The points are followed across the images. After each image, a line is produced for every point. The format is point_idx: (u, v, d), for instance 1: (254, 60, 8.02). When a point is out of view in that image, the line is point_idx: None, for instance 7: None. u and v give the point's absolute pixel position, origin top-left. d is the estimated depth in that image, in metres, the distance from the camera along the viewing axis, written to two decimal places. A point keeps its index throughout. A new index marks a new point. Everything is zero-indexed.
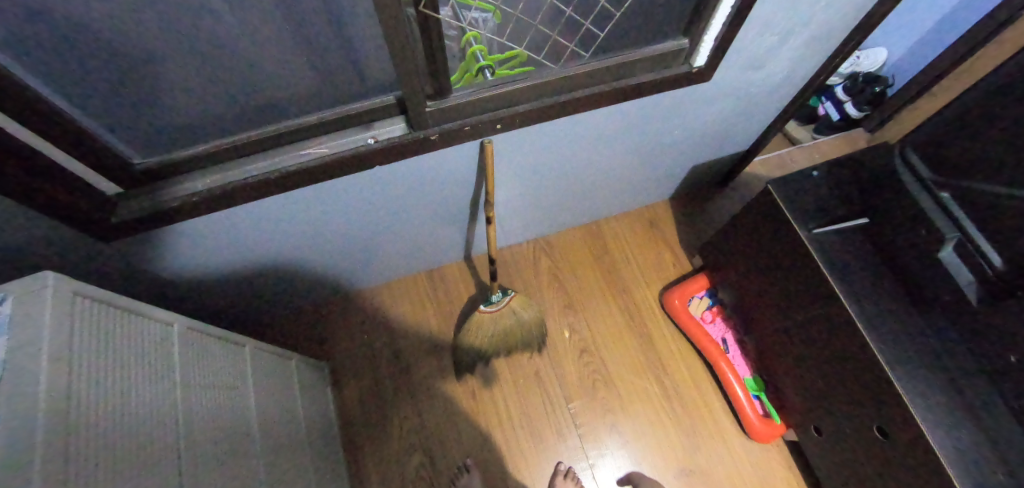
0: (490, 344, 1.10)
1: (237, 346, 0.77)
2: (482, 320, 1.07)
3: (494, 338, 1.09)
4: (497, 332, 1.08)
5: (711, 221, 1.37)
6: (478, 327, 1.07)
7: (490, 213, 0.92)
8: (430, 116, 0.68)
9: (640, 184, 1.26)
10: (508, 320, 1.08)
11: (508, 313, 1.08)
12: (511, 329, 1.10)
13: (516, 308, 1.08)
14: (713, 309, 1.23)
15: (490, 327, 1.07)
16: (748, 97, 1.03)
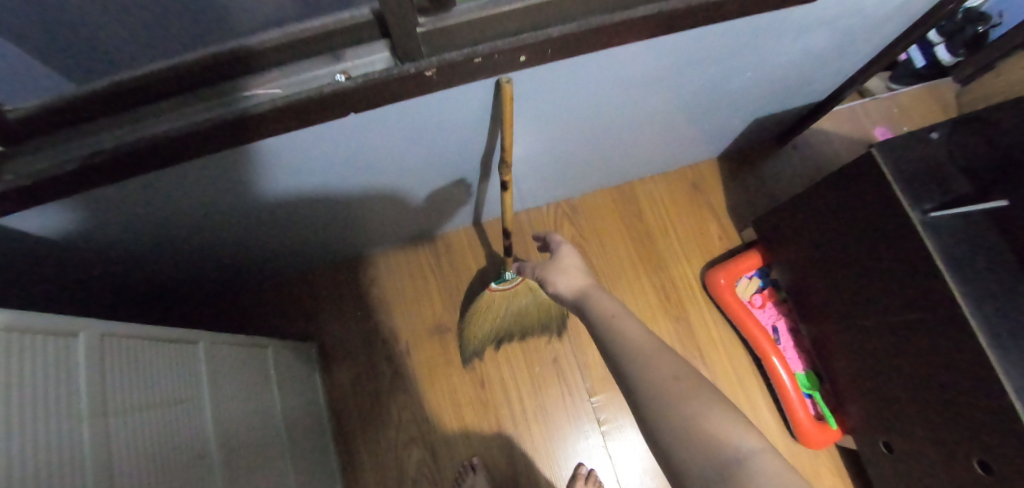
0: (501, 327, 0.94)
1: (188, 346, 0.61)
2: (493, 300, 0.91)
3: (505, 321, 0.93)
4: (509, 313, 0.93)
5: (764, 187, 1.16)
6: (486, 306, 0.91)
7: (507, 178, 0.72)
8: (423, 44, 0.47)
9: (686, 139, 1.04)
10: (522, 300, 0.92)
11: (524, 292, 0.91)
12: (527, 311, 0.94)
13: (534, 287, 0.91)
14: (764, 291, 1.06)
15: (500, 307, 0.91)
16: (850, 31, 0.78)
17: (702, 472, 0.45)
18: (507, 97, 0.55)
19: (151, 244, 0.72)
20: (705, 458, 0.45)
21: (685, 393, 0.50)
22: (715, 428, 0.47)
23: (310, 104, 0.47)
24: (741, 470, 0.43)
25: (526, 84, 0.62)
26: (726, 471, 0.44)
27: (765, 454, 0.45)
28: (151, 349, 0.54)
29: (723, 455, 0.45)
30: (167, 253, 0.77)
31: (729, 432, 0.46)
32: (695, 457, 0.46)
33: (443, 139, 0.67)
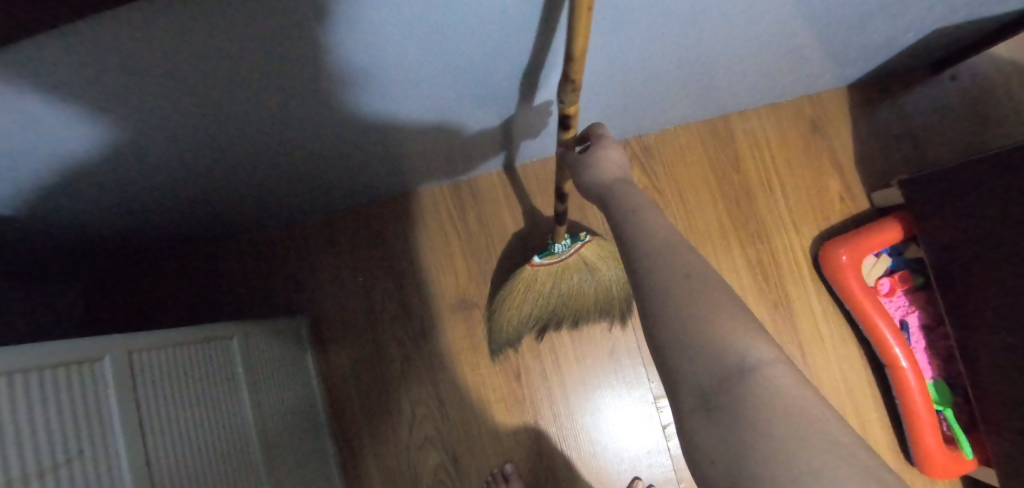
0: (547, 314, 0.70)
1: (96, 375, 0.38)
2: (536, 279, 0.67)
3: (552, 306, 0.69)
4: (559, 297, 0.68)
5: (908, 131, 0.85)
6: (527, 287, 0.68)
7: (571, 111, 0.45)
8: None
9: (825, 57, 0.71)
10: (578, 279, 0.67)
11: (580, 269, 0.67)
12: (580, 296, 0.69)
13: (593, 261, 0.67)
14: (894, 274, 0.79)
15: (547, 288, 0.67)
16: None
17: (692, 387, 0.28)
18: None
19: (41, 192, 0.48)
20: (704, 366, 0.28)
21: (697, 281, 0.30)
22: (725, 326, 0.28)
23: None
24: (752, 390, 0.26)
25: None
26: (727, 385, 0.27)
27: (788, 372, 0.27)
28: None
29: (730, 362, 0.27)
30: (78, 204, 0.53)
31: (744, 331, 0.28)
32: (686, 365, 0.28)
33: (491, 36, 0.38)
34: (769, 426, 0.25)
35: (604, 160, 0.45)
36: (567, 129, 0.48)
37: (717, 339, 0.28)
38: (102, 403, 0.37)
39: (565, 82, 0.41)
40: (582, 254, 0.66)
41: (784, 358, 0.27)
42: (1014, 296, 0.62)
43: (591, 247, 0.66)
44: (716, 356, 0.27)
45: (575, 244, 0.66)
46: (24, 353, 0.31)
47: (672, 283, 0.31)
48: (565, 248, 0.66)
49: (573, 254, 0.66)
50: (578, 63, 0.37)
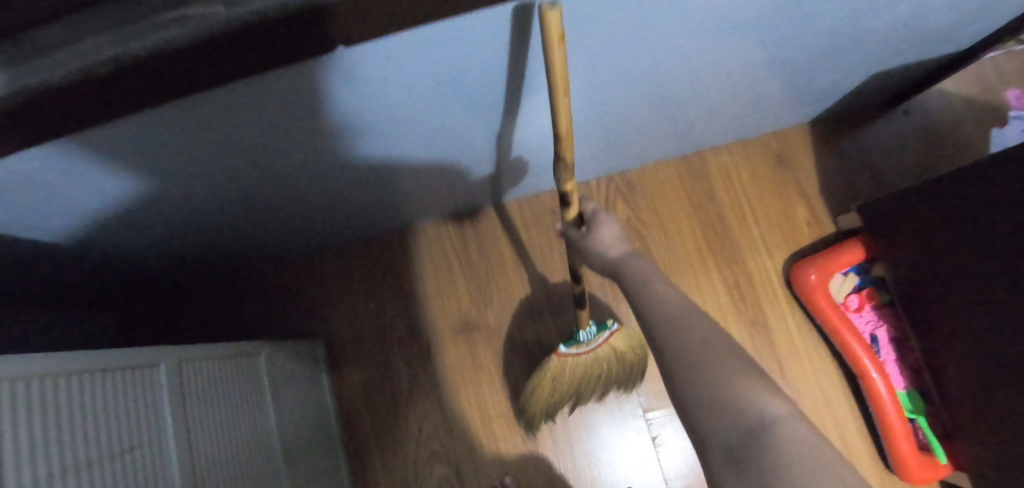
0: (574, 397, 0.75)
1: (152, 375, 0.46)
2: (563, 367, 0.71)
3: (580, 392, 0.74)
4: (586, 385, 0.72)
5: (866, 161, 0.94)
6: (555, 377, 0.72)
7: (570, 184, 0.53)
8: None
9: (781, 99, 0.81)
10: (605, 369, 0.71)
11: (607, 360, 0.71)
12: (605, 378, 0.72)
13: (618, 351, 0.71)
14: (862, 290, 0.86)
15: (575, 379, 0.72)
16: None
17: (722, 440, 0.35)
18: (555, 39, 0.35)
19: (109, 226, 0.56)
20: (730, 426, 0.35)
21: (709, 349, 0.39)
22: (743, 391, 0.36)
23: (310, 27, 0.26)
24: (768, 443, 0.34)
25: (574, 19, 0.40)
26: (752, 441, 0.34)
27: (793, 419, 0.35)
28: (67, 398, 0.35)
29: (749, 420, 0.35)
30: (133, 237, 0.61)
31: (758, 391, 0.36)
32: (715, 425, 0.36)
33: (484, 92, 0.48)
34: (785, 470, 0.32)
35: (604, 238, 0.55)
36: (567, 204, 0.56)
37: (736, 402, 0.36)
38: (157, 397, 0.45)
39: (558, 159, 0.50)
40: (610, 344, 0.71)
41: (792, 411, 0.36)
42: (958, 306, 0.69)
43: (618, 336, 0.71)
44: (736, 414, 0.35)
45: (602, 333, 0.71)
46: (94, 356, 0.39)
47: (694, 351, 0.39)
48: (592, 336, 0.71)
49: (600, 344, 0.70)
50: (564, 142, 0.48)
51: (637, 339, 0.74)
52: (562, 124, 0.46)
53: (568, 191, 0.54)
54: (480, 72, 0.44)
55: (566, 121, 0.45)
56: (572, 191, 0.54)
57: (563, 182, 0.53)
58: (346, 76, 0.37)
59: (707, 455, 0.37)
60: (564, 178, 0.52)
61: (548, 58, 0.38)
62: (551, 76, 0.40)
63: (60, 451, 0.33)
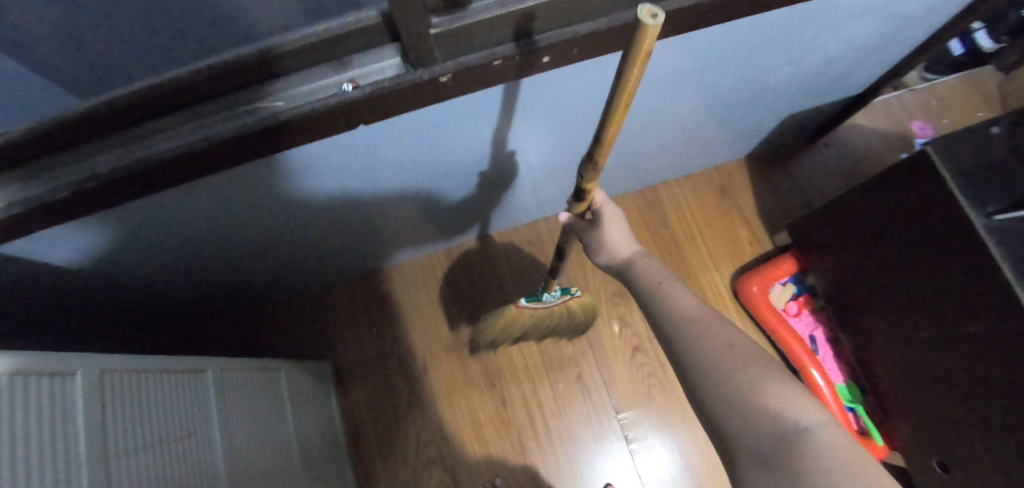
0: (523, 333, 0.88)
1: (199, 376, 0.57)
2: (522, 314, 0.82)
3: (532, 331, 0.87)
4: (537, 325, 0.86)
5: (797, 187, 1.10)
6: (515, 319, 0.84)
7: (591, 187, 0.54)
8: (438, 45, 0.42)
9: (713, 139, 0.98)
10: (557, 318, 0.84)
11: (561, 313, 0.83)
12: (554, 327, 0.87)
13: (573, 307, 0.83)
14: (800, 298, 1.00)
15: (531, 321, 0.84)
16: (900, 17, 0.71)
17: (761, 446, 0.41)
18: (643, 56, 0.34)
19: (161, 263, 0.69)
20: (763, 434, 0.41)
21: (737, 360, 0.45)
22: (777, 403, 0.42)
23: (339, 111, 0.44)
24: (801, 449, 0.39)
25: (525, 95, 0.56)
26: (784, 446, 0.40)
27: (828, 425, 0.40)
28: (150, 388, 0.48)
29: (781, 428, 0.41)
30: (178, 272, 0.74)
31: (791, 401, 0.42)
32: (748, 436, 0.42)
33: (461, 143, 0.63)
34: (812, 469, 0.38)
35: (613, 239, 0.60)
36: (580, 201, 0.58)
37: (772, 412, 0.41)
38: (209, 397, 0.57)
39: (585, 163, 0.50)
40: (568, 303, 0.82)
41: (822, 416, 0.41)
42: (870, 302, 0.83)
43: (576, 299, 0.82)
44: (768, 426, 0.41)
45: (565, 295, 0.81)
46: (171, 361, 0.53)
47: (726, 361, 0.45)
48: (557, 297, 0.80)
49: (559, 302, 0.82)
50: (602, 150, 0.47)
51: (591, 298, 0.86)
52: (609, 135, 0.44)
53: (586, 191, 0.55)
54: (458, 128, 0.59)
55: (614, 131, 0.44)
56: (592, 189, 0.55)
57: (586, 182, 0.53)
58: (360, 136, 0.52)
59: (738, 456, 0.43)
60: (590, 179, 0.52)
61: (612, 97, 0.40)
62: (616, 89, 0.38)
63: (143, 425, 0.45)
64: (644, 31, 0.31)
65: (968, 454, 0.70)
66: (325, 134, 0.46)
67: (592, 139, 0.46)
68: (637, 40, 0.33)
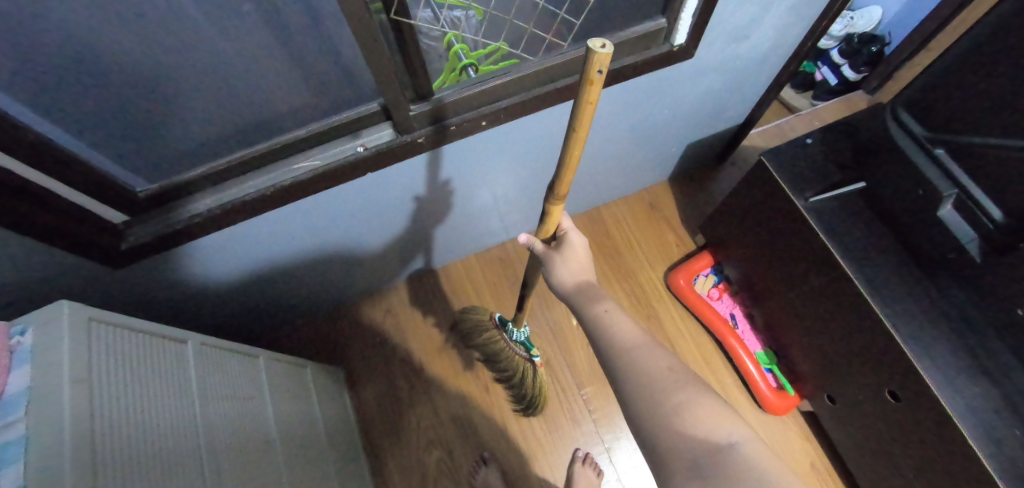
0: (485, 353, 1.03)
1: (251, 359, 0.81)
2: (494, 334, 0.99)
3: (494, 359, 1.02)
4: (498, 356, 1.00)
5: (711, 199, 1.37)
6: (490, 337, 1.00)
7: (552, 205, 0.64)
8: (416, 120, 0.72)
9: (635, 168, 1.25)
10: (512, 367, 0.99)
11: (513, 361, 0.98)
12: (506, 376, 1.01)
13: (522, 369, 0.98)
14: (720, 285, 1.26)
15: (498, 350, 0.99)
16: (738, 69, 1.00)
17: (695, 458, 0.46)
18: (589, 81, 0.44)
19: (216, 291, 0.92)
20: (696, 446, 0.47)
21: (674, 374, 0.53)
22: (709, 422, 0.48)
23: (353, 166, 0.73)
24: (730, 458, 0.45)
25: (471, 144, 0.85)
26: (716, 458, 0.45)
27: (752, 441, 0.47)
28: (221, 359, 0.72)
29: (714, 444, 0.47)
30: (228, 300, 0.96)
31: (722, 424, 0.48)
32: (683, 448, 0.47)
33: (433, 179, 0.90)
34: (740, 477, 0.43)
35: (567, 266, 0.69)
36: (543, 222, 0.68)
37: (704, 430, 0.48)
38: (257, 365, 0.81)
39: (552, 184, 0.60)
40: (522, 359, 0.97)
41: (745, 434, 0.47)
42: (757, 277, 1.09)
43: (526, 362, 0.97)
44: (704, 441, 0.47)
45: (523, 348, 0.97)
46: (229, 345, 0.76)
47: (663, 376, 0.53)
48: (517, 342, 0.97)
49: (515, 350, 0.97)
50: (565, 171, 0.56)
51: (539, 388, 0.99)
52: (569, 156, 0.54)
53: (548, 213, 0.65)
54: (431, 169, 0.87)
55: (575, 155, 0.54)
56: (554, 211, 0.65)
57: (550, 200, 0.62)
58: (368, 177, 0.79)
59: (670, 469, 0.47)
60: (553, 199, 0.62)
61: (571, 124, 0.50)
62: (577, 104, 0.47)
63: (218, 382, 0.69)
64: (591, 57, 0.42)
65: (845, 383, 0.92)
66: (340, 181, 0.75)
67: (555, 165, 0.56)
68: (587, 65, 0.43)
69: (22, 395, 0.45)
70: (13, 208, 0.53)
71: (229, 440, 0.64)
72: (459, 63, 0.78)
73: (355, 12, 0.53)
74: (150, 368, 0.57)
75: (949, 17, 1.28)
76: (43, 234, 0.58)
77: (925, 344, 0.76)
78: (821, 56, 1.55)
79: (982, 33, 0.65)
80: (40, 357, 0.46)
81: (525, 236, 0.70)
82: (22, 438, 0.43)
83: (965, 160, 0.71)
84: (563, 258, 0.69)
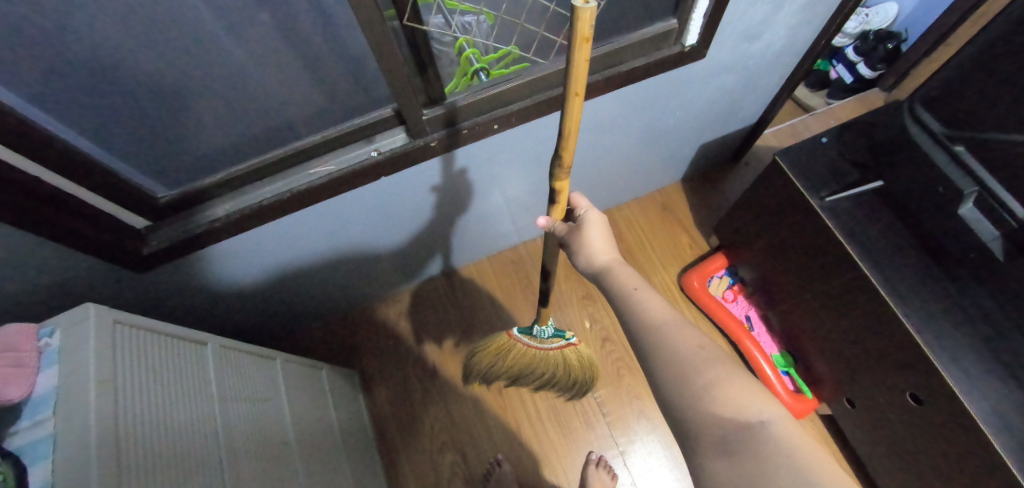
0: (516, 371, 0.98)
1: (269, 360, 0.82)
2: (517, 347, 0.95)
3: (527, 370, 0.97)
4: (533, 366, 0.96)
5: (725, 199, 1.35)
6: (511, 349, 0.96)
7: (559, 183, 0.63)
8: (428, 124, 0.72)
9: (648, 170, 1.25)
10: (551, 362, 0.95)
11: (554, 358, 0.94)
12: (550, 375, 0.97)
13: (564, 356, 0.94)
14: (734, 286, 1.25)
15: (527, 356, 0.95)
16: (751, 69, 1.00)
17: (726, 436, 0.47)
18: (582, 38, 0.43)
19: (234, 295, 0.94)
20: (727, 425, 0.47)
21: (704, 352, 0.52)
22: (741, 402, 0.48)
23: (371, 167, 0.74)
24: (761, 436, 0.45)
25: (482, 147, 0.86)
26: (747, 436, 0.46)
27: (784, 419, 0.46)
28: (239, 357, 0.74)
29: (745, 421, 0.47)
30: (245, 304, 0.98)
31: (754, 401, 0.48)
32: (714, 427, 0.48)
33: (445, 182, 0.91)
34: (771, 454, 0.44)
35: (594, 246, 0.68)
36: (555, 202, 0.67)
37: (736, 409, 0.47)
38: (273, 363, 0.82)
39: (556, 159, 0.59)
40: (560, 349, 0.94)
41: (777, 412, 0.47)
42: (771, 278, 1.08)
43: (567, 349, 0.93)
44: (734, 419, 0.47)
45: (558, 339, 0.93)
46: (246, 344, 0.78)
47: (693, 353, 0.52)
48: (549, 338, 0.93)
49: (551, 346, 0.93)
50: (568, 139, 0.55)
51: (587, 359, 0.96)
52: (569, 122, 0.53)
53: (557, 190, 0.65)
54: (443, 172, 0.87)
55: (574, 120, 0.53)
56: (562, 188, 0.64)
57: (556, 177, 0.61)
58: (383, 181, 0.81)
59: (701, 446, 0.48)
60: (559, 173, 0.61)
61: (565, 85, 0.49)
62: (570, 62, 0.47)
63: (235, 381, 0.70)
64: (579, 14, 0.41)
65: (865, 386, 0.91)
66: (354, 184, 0.76)
67: (557, 134, 0.55)
68: (576, 24, 0.42)
69: (50, 394, 0.47)
70: (42, 217, 0.55)
71: (245, 430, 0.66)
72: (471, 67, 0.80)
73: (369, 19, 0.54)
74: (167, 366, 0.58)
75: (968, 12, 1.25)
76: (70, 240, 0.60)
77: (947, 346, 0.75)
78: (836, 54, 1.52)
79: (1002, 28, 0.64)
80: (66, 359, 0.48)
81: (543, 218, 0.69)
82: (50, 436, 0.45)
83: (986, 157, 0.69)
84: (585, 238, 0.69)
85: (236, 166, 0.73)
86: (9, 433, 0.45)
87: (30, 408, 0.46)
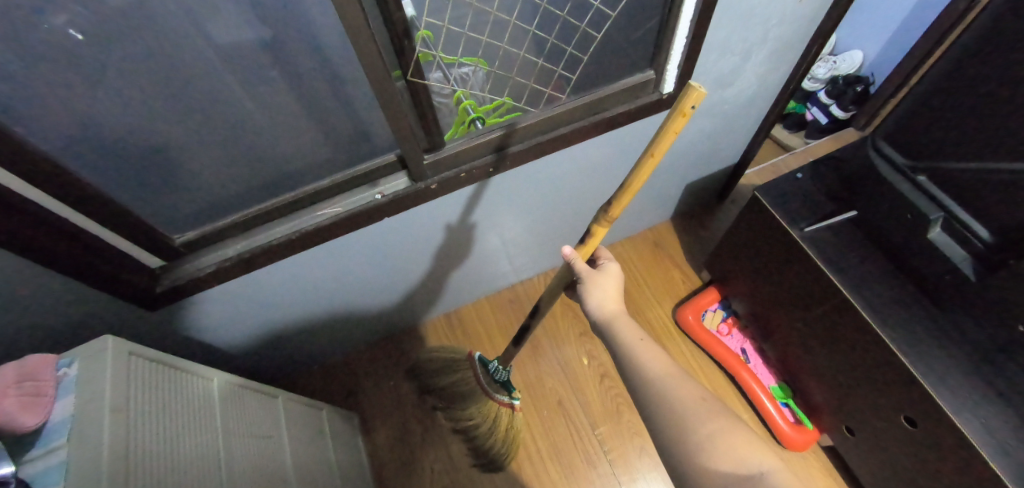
0: (455, 396, 1.06)
1: (271, 398, 0.83)
2: (467, 377, 1.02)
3: (462, 410, 1.06)
4: (472, 400, 1.04)
5: (714, 235, 1.41)
6: (460, 384, 1.04)
7: (599, 228, 0.70)
8: (429, 168, 0.78)
9: (638, 209, 1.30)
10: (484, 413, 1.02)
11: (489, 403, 1.01)
12: (473, 424, 1.04)
13: (496, 413, 1.01)
14: (728, 319, 1.27)
15: (469, 394, 1.03)
16: (726, 113, 1.08)
17: None
18: (681, 112, 0.51)
19: (239, 336, 0.96)
20: (727, 477, 0.49)
21: (704, 403, 0.55)
22: (739, 453, 0.50)
23: (374, 209, 0.79)
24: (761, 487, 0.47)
25: (479, 190, 0.92)
26: None
27: (782, 471, 0.48)
28: (246, 399, 0.75)
29: (743, 473, 0.48)
30: (247, 346, 1.00)
31: (753, 455, 0.50)
32: (714, 478, 0.49)
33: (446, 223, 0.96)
34: None
35: (592, 291, 0.72)
36: (586, 242, 0.73)
37: (737, 462, 0.49)
38: (276, 403, 0.83)
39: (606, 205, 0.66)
40: (496, 404, 1.01)
41: (775, 465, 0.49)
42: (761, 309, 1.11)
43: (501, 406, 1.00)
44: (732, 472, 0.49)
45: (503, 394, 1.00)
46: (249, 382, 0.79)
47: (693, 402, 0.55)
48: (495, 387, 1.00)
49: (492, 393, 1.01)
50: (628, 191, 0.62)
51: (511, 434, 1.03)
52: (638, 174, 0.60)
53: (593, 233, 0.71)
54: (443, 213, 0.92)
55: (641, 176, 0.60)
56: (599, 231, 0.70)
57: (598, 221, 0.68)
58: (388, 223, 0.86)
59: None
60: (603, 217, 0.67)
61: (648, 145, 0.56)
62: (661, 132, 0.54)
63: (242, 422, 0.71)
64: (690, 91, 0.49)
65: (862, 414, 0.91)
66: (358, 224, 0.80)
67: (620, 186, 0.62)
68: (682, 98, 0.50)
69: (65, 422, 0.49)
70: (63, 255, 0.60)
71: (248, 470, 0.66)
72: (468, 116, 0.85)
73: (378, 76, 0.61)
74: (181, 409, 0.60)
75: (926, 56, 1.36)
76: (88, 276, 0.64)
77: (935, 368, 0.77)
78: (810, 98, 1.64)
79: (943, 72, 0.72)
80: (82, 388, 0.50)
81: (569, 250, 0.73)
82: (62, 465, 0.46)
83: (948, 185, 0.75)
84: (600, 283, 0.73)
85: (250, 208, 0.78)
86: (22, 461, 0.47)
87: (44, 437, 0.48)
